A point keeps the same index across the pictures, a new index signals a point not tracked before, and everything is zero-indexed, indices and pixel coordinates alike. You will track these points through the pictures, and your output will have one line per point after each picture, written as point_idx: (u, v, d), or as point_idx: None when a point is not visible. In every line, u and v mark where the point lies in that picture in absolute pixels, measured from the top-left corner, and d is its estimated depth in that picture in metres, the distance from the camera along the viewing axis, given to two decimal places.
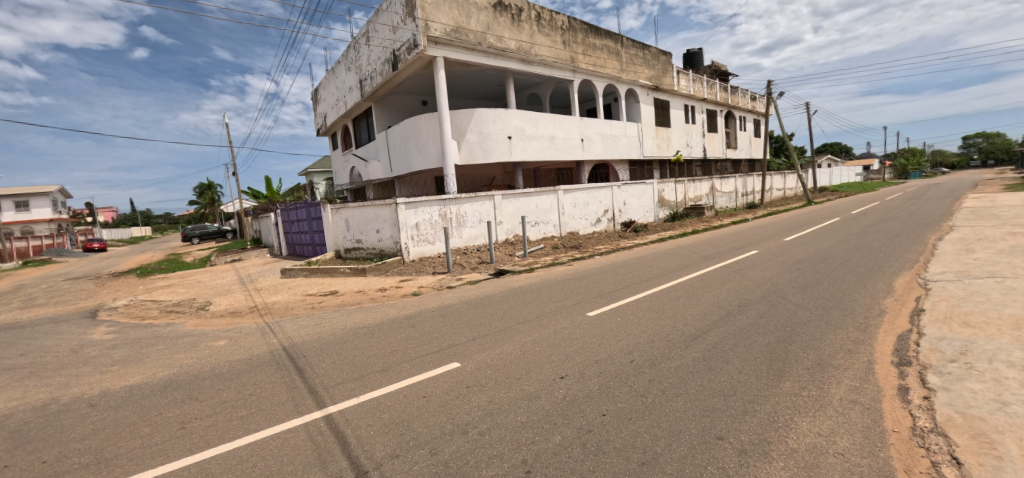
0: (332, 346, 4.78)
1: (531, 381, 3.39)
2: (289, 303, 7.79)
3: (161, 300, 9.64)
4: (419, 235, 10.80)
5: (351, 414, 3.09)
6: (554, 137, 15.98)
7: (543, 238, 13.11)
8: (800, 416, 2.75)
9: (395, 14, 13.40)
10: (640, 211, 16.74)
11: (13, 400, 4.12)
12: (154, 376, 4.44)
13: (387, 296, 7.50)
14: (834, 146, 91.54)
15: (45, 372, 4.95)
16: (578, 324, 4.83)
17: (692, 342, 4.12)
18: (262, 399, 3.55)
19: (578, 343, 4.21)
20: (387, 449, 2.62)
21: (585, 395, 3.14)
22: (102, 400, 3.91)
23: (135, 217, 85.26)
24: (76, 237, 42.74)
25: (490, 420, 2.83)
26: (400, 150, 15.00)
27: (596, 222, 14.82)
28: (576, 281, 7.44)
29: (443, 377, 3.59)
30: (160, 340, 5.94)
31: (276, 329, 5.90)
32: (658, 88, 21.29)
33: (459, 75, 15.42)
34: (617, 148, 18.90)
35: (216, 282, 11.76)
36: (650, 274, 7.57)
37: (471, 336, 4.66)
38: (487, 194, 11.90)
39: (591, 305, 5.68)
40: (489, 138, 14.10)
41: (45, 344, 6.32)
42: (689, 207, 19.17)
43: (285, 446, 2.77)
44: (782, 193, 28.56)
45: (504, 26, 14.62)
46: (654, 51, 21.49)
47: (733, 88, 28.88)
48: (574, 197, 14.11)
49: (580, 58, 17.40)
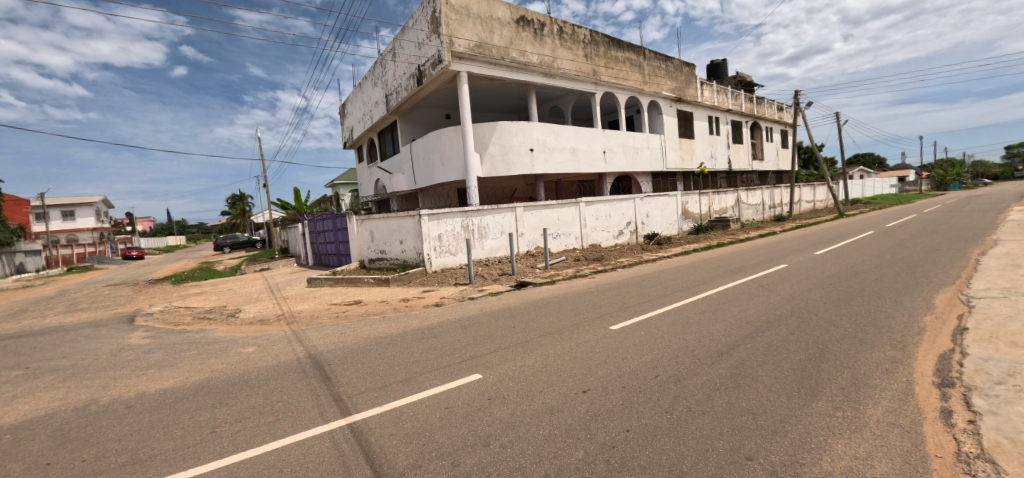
0: (357, 355, 4.88)
1: (552, 395, 3.36)
2: (315, 312, 7.96)
3: (193, 307, 10.00)
4: (442, 247, 10.93)
5: (374, 423, 3.14)
6: (576, 150, 16.01)
7: (564, 250, 13.08)
8: (835, 438, 2.64)
9: (421, 31, 13.76)
10: (663, 224, 16.49)
11: (56, 400, 4.34)
12: (185, 381, 4.60)
13: (409, 306, 7.61)
14: (866, 156, 87.91)
15: (86, 374, 5.20)
16: (601, 338, 4.78)
17: (719, 358, 4.03)
18: (289, 406, 3.63)
19: (601, 356, 4.16)
20: (409, 459, 2.62)
21: (607, 409, 3.10)
22: (138, 402, 4.07)
23: (170, 227, 89.54)
24: (117, 246, 45.05)
25: (513, 433, 2.82)
26: (424, 164, 15.27)
27: (618, 235, 14.68)
28: (598, 294, 7.32)
29: (464, 388, 3.61)
30: (193, 346, 6.16)
31: (302, 337, 6.05)
32: (681, 100, 21.14)
33: (483, 89, 15.66)
34: (639, 160, 18.74)
35: (245, 290, 12.10)
36: (673, 288, 7.40)
37: (492, 348, 4.66)
38: (509, 206, 11.98)
39: (613, 318, 5.61)
40: (512, 150, 14.22)
41: (87, 348, 6.65)
42: (714, 219, 18.80)
43: (310, 452, 2.83)
44: (811, 206, 27.71)
45: (527, 41, 14.81)
46: (676, 62, 21.37)
47: (758, 98, 28.42)
48: (596, 209, 14.03)
49: (602, 70, 17.43)
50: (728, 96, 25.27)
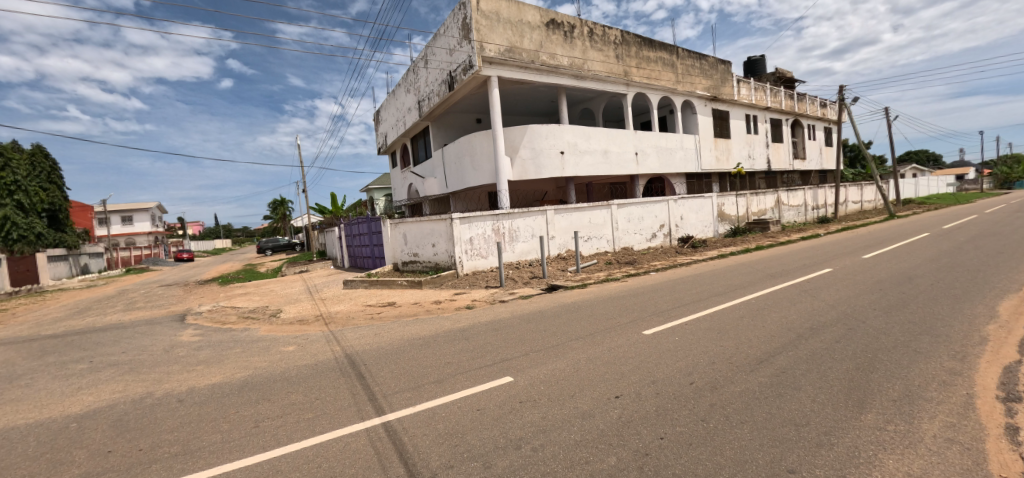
0: (392, 355, 5.00)
1: (584, 400, 3.33)
2: (351, 313, 8.22)
3: (238, 307, 10.52)
4: (473, 250, 11.04)
5: (407, 422, 3.20)
6: (607, 152, 15.84)
7: (596, 253, 12.94)
8: (886, 453, 2.49)
9: (452, 37, 14.00)
10: (698, 226, 16.05)
11: (117, 392, 4.67)
12: (231, 377, 4.84)
13: (441, 308, 7.72)
14: (919, 153, 82.44)
15: (143, 368, 5.56)
16: (634, 342, 4.70)
17: (758, 366, 3.88)
18: (327, 403, 3.76)
19: (633, 362, 4.09)
20: (441, 459, 2.66)
21: (641, 415, 3.05)
22: (189, 396, 4.32)
23: (217, 230, 94.60)
24: (170, 249, 48.02)
25: (544, 437, 2.81)
26: (456, 168, 15.48)
27: (651, 237, 14.39)
28: (630, 298, 7.20)
29: (496, 391, 3.63)
30: (238, 344, 6.48)
31: (339, 337, 6.24)
32: (716, 99, 20.55)
33: (513, 93, 15.76)
34: (672, 161, 18.32)
35: (285, 291, 12.62)
36: (709, 293, 7.17)
37: (524, 351, 4.67)
38: (540, 209, 11.97)
39: (647, 323, 5.49)
40: (542, 154, 14.22)
41: (143, 344, 7.12)
42: (752, 221, 18.13)
43: (347, 449, 2.91)
44: (858, 206, 26.27)
45: (557, 44, 14.80)
46: (711, 60, 20.81)
47: (799, 94, 27.26)
48: (629, 211, 13.82)
49: (634, 70, 17.17)
50: (767, 93, 24.37)
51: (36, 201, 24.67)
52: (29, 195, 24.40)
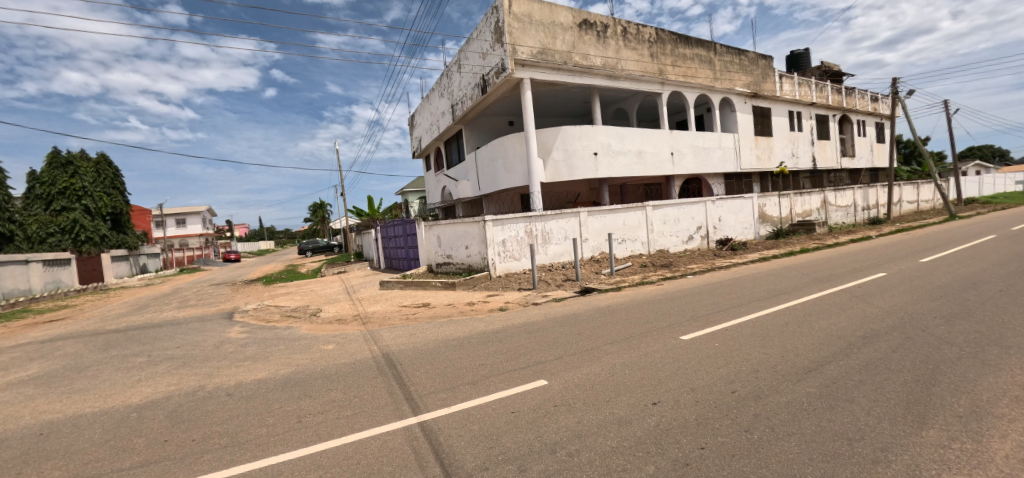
0: (427, 356, 5.08)
1: (620, 406, 3.27)
2: (387, 313, 8.42)
3: (281, 305, 11.00)
4: (506, 252, 11.07)
5: (442, 423, 3.24)
6: (641, 152, 15.53)
7: (630, 256, 12.71)
8: (952, 474, 2.31)
9: (485, 41, 14.12)
10: (738, 228, 15.47)
11: (173, 385, 4.97)
12: (275, 373, 5.06)
13: (475, 310, 7.79)
14: (983, 149, 76.37)
15: (195, 363, 5.90)
16: (671, 348, 4.57)
17: (806, 375, 3.69)
18: (364, 401, 3.86)
19: (671, 368, 3.97)
20: (477, 461, 2.67)
21: (680, 424, 2.95)
22: (236, 390, 4.54)
23: (262, 232, 99.44)
24: (219, 250, 50.80)
25: (580, 442, 2.78)
26: (488, 170, 15.60)
27: (687, 240, 13.99)
28: (666, 302, 7.01)
29: (530, 394, 3.62)
30: (281, 342, 6.77)
31: (376, 336, 6.40)
32: (756, 96, 19.78)
33: (545, 94, 15.73)
34: (710, 161, 17.76)
35: (325, 291, 13.09)
36: (751, 298, 6.88)
37: (558, 354, 4.63)
38: (573, 211, 11.88)
39: (684, 328, 5.33)
40: (575, 155, 14.11)
41: (196, 340, 7.56)
42: (796, 223, 17.31)
43: (384, 447, 2.97)
44: (915, 206, 24.57)
45: (590, 44, 14.66)
46: (751, 55, 20.06)
47: (847, 89, 25.86)
48: (664, 213, 13.49)
49: (669, 69, 16.79)
50: (812, 88, 23.24)
51: (102, 205, 26.68)
52: (95, 199, 26.44)
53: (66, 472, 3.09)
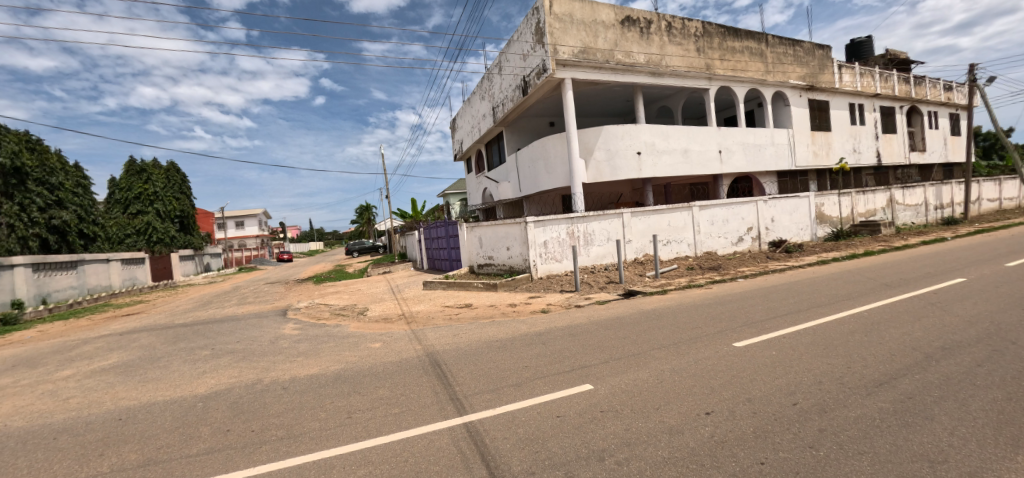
0: (470, 356, 5.11)
1: (670, 414, 3.14)
2: (431, 313, 8.59)
3: (331, 304, 11.49)
4: (548, 253, 11.02)
5: (487, 424, 3.24)
6: (687, 151, 15.01)
7: (676, 258, 12.31)
8: None
9: (526, 42, 14.13)
10: (793, 229, 14.60)
11: (234, 377, 5.29)
12: (327, 369, 5.27)
13: (517, 311, 7.78)
14: None
15: (254, 357, 6.26)
16: (723, 355, 4.35)
17: (876, 389, 3.40)
18: (411, 400, 3.93)
19: (724, 376, 3.78)
20: (523, 465, 2.65)
21: (736, 436, 2.79)
22: (291, 385, 4.77)
23: (312, 234, 104.71)
24: (274, 251, 53.83)
25: (629, 450, 2.69)
26: (529, 172, 15.59)
27: (737, 241, 13.36)
28: (716, 306, 6.71)
29: (576, 398, 3.55)
30: (331, 338, 7.06)
31: (421, 336, 6.53)
32: (813, 88, 18.62)
33: (587, 94, 15.52)
34: (761, 158, 16.89)
35: (371, 290, 13.54)
36: (810, 303, 6.45)
37: (603, 358, 4.54)
38: (616, 212, 11.64)
39: (737, 334, 5.07)
40: (618, 155, 13.84)
41: (254, 335, 8.02)
42: (859, 223, 16.11)
43: (431, 446, 3.01)
44: (997, 205, 22.27)
45: (633, 41, 14.34)
46: (807, 45, 18.93)
47: (916, 78, 23.86)
48: (712, 213, 12.95)
49: (717, 63, 16.14)
50: (875, 79, 21.62)
51: (171, 208, 28.96)
52: (165, 203, 28.72)
53: (142, 455, 3.35)
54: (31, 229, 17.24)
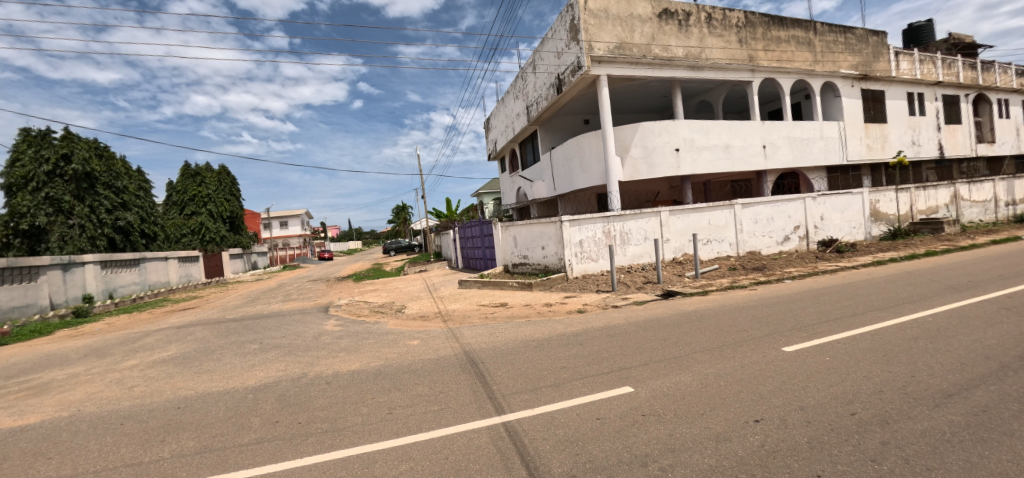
0: (507, 355, 5.12)
1: (716, 420, 3.02)
2: (467, 311, 8.68)
3: (370, 301, 11.83)
4: (583, 253, 10.90)
5: (525, 425, 3.22)
6: (729, 146, 14.45)
7: (717, 258, 11.88)
8: None
9: (560, 40, 14.02)
10: (844, 227, 13.79)
11: (282, 370, 5.53)
12: (368, 365, 5.42)
13: (553, 311, 7.74)
14: None
15: (300, 351, 6.53)
16: (771, 360, 4.16)
17: (946, 400, 3.14)
18: (449, 398, 3.97)
19: (773, 382, 3.61)
20: (564, 467, 2.62)
21: (789, 446, 2.65)
22: (334, 379, 4.94)
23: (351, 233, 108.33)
24: (315, 250, 56.05)
25: (673, 457, 2.60)
26: (564, 170, 15.47)
27: (783, 241, 12.75)
28: (761, 309, 6.43)
29: (615, 400, 3.48)
30: (371, 335, 7.27)
31: (457, 334, 6.61)
32: (867, 77, 17.52)
33: (623, 90, 15.24)
34: (809, 153, 16.04)
35: (408, 288, 13.84)
36: (866, 307, 6.04)
37: (643, 361, 4.43)
38: (653, 211, 11.37)
39: (786, 339, 4.82)
40: (655, 151, 13.50)
41: (299, 330, 8.37)
42: (919, 221, 15.00)
43: (470, 445, 3.03)
44: None
45: (671, 34, 13.94)
46: (859, 32, 17.83)
47: (984, 63, 21.99)
48: (756, 211, 12.42)
49: (760, 54, 15.45)
50: (936, 65, 20.12)
51: (222, 209, 30.65)
52: (217, 204, 30.43)
53: (199, 443, 3.55)
54: (99, 230, 18.67)
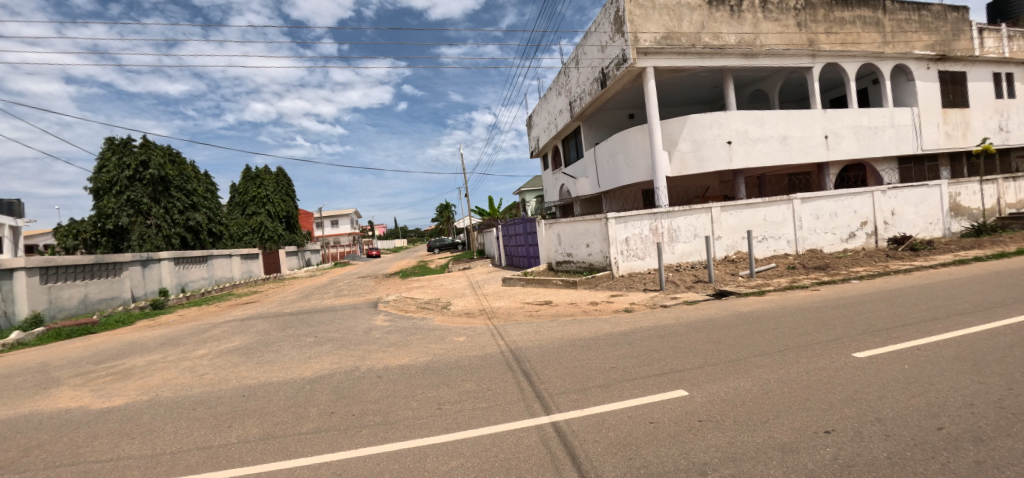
0: (553, 354, 5.07)
1: (781, 429, 2.84)
2: (511, 309, 8.70)
3: (417, 297, 12.15)
4: (630, 250, 10.64)
5: (574, 426, 3.17)
6: (786, 137, 13.61)
7: (773, 256, 11.24)
8: None
9: (604, 33, 13.73)
10: (919, 223, 12.63)
11: (336, 363, 5.77)
12: (416, 360, 5.55)
13: (599, 310, 7.61)
14: None
15: (352, 345, 6.80)
16: (840, 366, 3.86)
17: None
18: (497, 395, 3.98)
19: (844, 390, 3.34)
20: (617, 470, 2.55)
21: (866, 461, 2.44)
22: (385, 373, 5.09)
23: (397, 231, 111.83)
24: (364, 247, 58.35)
25: (734, 466, 2.47)
26: (609, 166, 15.17)
27: (848, 238, 11.86)
28: (826, 311, 6.00)
29: (669, 404, 3.36)
30: (419, 331, 7.45)
31: (502, 331, 6.63)
32: (946, 58, 15.94)
33: (670, 82, 14.71)
34: (878, 143, 14.81)
35: (452, 285, 14.08)
36: (948, 310, 5.50)
37: (697, 363, 4.25)
38: (704, 207, 10.91)
39: (857, 344, 4.46)
40: (705, 145, 12.94)
41: (351, 324, 8.73)
42: (1010, 216, 13.47)
43: (519, 443, 3.01)
44: None
45: (722, 21, 13.29)
46: (936, 8, 16.24)
47: None
48: (817, 206, 11.63)
49: (822, 38, 14.43)
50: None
51: (279, 209, 32.54)
52: (275, 204, 32.36)
53: (262, 429, 3.77)
54: (173, 229, 20.36)
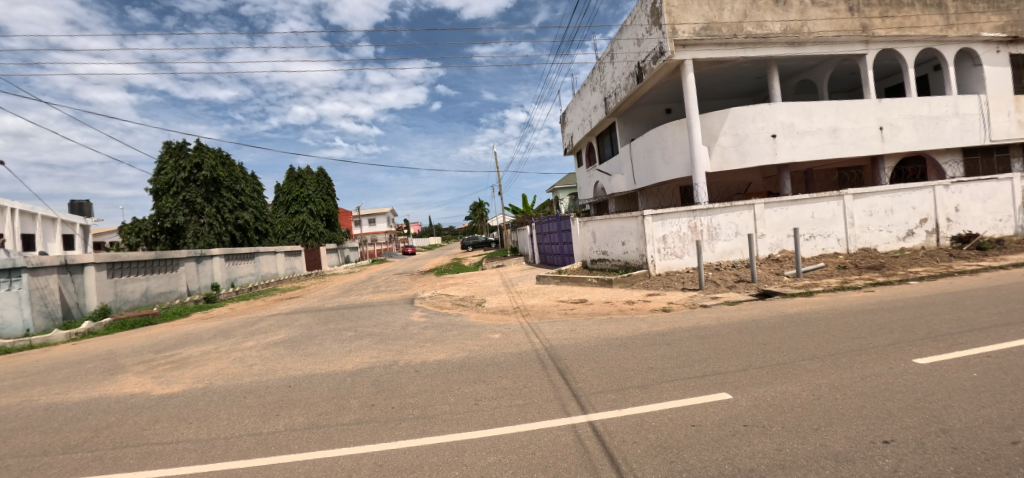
0: (589, 353, 5.03)
1: (834, 437, 2.70)
2: (546, 307, 8.69)
3: (451, 294, 12.35)
4: (667, 249, 10.39)
5: (612, 426, 3.13)
6: (837, 129, 12.88)
7: (821, 255, 10.68)
8: None
9: (640, 26, 13.42)
10: (988, 220, 11.65)
11: (375, 357, 5.96)
12: (452, 356, 5.63)
13: (635, 309, 7.48)
14: None
15: (390, 339, 7.00)
16: (899, 372, 3.62)
17: None
18: (533, 393, 3.99)
19: (904, 398, 3.13)
20: (657, 472, 2.51)
21: (931, 474, 2.28)
22: (422, 368, 5.21)
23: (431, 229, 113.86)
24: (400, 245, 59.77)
25: (783, 474, 2.37)
26: (645, 162, 14.84)
27: (906, 236, 11.10)
28: (881, 313, 5.66)
29: (712, 407, 3.25)
30: (455, 327, 7.57)
31: (537, 329, 6.64)
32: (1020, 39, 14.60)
33: (710, 74, 14.22)
34: (941, 133, 13.77)
35: (486, 283, 14.20)
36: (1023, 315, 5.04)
37: (741, 366, 4.10)
38: (746, 204, 10.49)
39: (917, 349, 4.17)
40: (748, 139, 12.43)
41: (389, 320, 8.97)
42: None
43: (556, 442, 3.01)
44: None
45: (766, 9, 12.71)
46: None
47: None
48: (871, 202, 10.94)
49: (877, 22, 13.54)
50: None
51: (320, 208, 33.84)
52: (316, 203, 33.68)
53: (307, 419, 3.94)
54: (224, 227, 21.57)
